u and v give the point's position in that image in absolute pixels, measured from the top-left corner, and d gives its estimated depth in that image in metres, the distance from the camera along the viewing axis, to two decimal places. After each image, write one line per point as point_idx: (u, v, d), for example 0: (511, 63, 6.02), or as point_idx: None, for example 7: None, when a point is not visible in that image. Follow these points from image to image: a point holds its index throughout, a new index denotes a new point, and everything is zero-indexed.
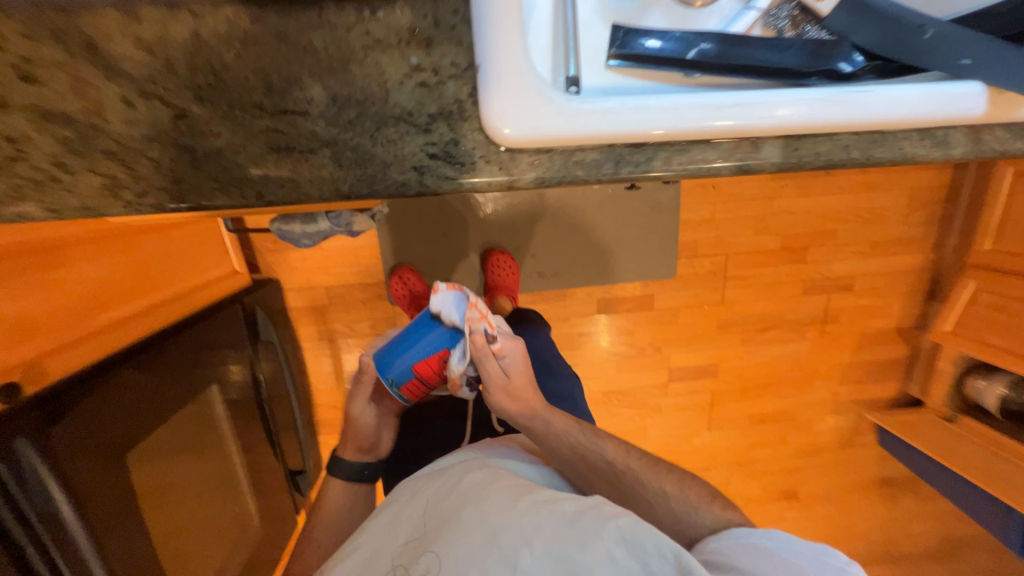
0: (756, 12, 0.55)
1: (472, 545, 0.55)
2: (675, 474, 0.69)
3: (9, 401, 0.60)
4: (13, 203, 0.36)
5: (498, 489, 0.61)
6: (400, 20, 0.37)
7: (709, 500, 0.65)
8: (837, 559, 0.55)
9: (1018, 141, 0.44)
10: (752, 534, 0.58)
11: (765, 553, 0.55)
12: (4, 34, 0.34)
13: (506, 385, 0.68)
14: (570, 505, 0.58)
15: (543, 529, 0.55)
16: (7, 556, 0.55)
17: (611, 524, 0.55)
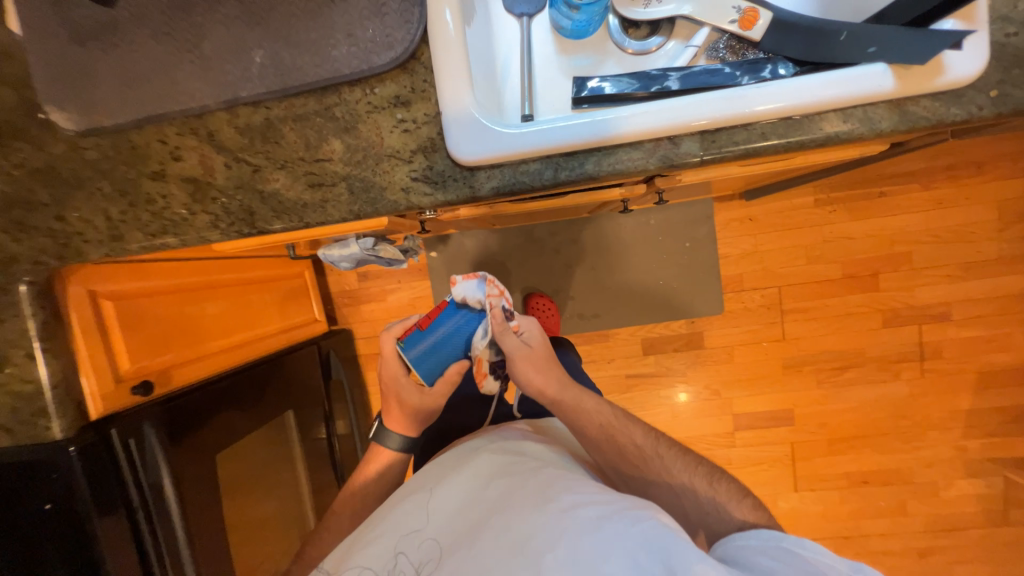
0: (695, 49, 0.64)
1: (487, 556, 0.48)
2: (704, 467, 0.60)
3: (145, 394, 0.78)
4: (162, 236, 0.57)
5: (517, 495, 0.54)
6: (391, 88, 0.53)
7: (738, 499, 0.56)
8: None
9: (950, 107, 0.47)
10: (786, 539, 0.47)
11: (799, 563, 0.45)
12: (167, 134, 0.56)
13: (530, 356, 0.67)
14: (595, 509, 0.49)
15: (562, 533, 0.47)
16: (127, 509, 0.71)
17: (641, 530, 0.46)
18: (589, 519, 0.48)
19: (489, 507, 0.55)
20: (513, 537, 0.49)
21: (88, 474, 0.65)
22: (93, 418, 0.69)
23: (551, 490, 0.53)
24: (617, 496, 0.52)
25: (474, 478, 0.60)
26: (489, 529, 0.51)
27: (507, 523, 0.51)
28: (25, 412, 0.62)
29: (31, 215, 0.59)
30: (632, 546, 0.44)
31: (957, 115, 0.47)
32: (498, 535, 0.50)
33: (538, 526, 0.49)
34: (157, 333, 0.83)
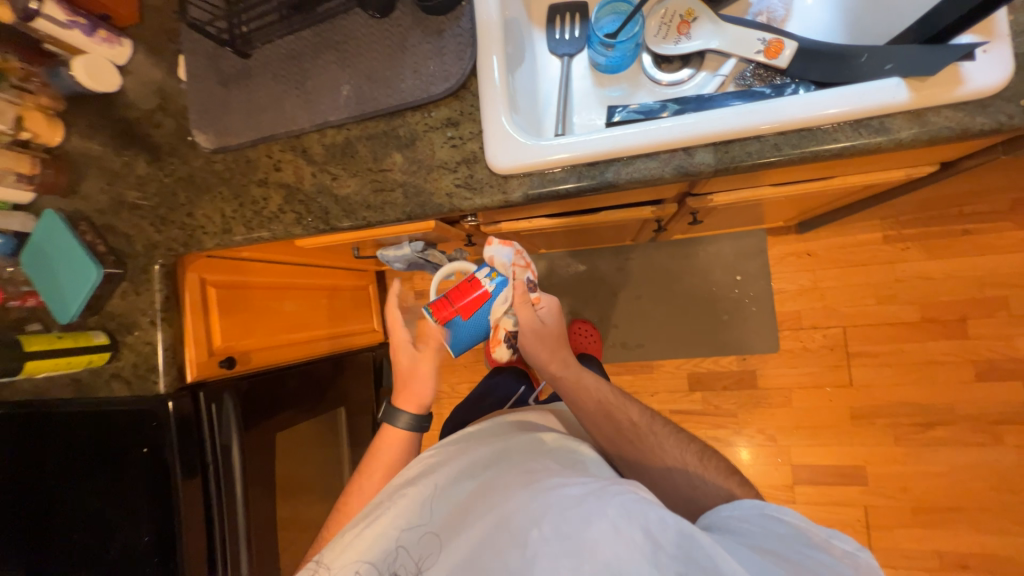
0: (721, 78, 0.70)
1: (478, 536, 0.50)
2: (696, 446, 0.63)
3: (229, 367, 0.92)
4: (257, 230, 0.71)
5: (506, 479, 0.56)
6: (445, 112, 0.65)
7: (727, 475, 0.58)
8: (846, 543, 0.45)
9: (974, 116, 0.49)
10: (765, 506, 0.49)
11: (775, 526, 0.46)
12: (274, 150, 0.71)
13: (540, 330, 0.70)
14: (575, 488, 0.50)
15: (546, 510, 0.48)
16: (200, 462, 0.81)
17: (620, 500, 0.46)
18: (570, 497, 0.49)
19: (481, 490, 0.57)
20: (500, 515, 0.51)
21: (181, 427, 0.78)
22: (189, 381, 0.83)
23: (538, 473, 0.55)
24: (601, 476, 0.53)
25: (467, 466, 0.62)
26: (480, 510, 0.53)
27: (495, 503, 0.53)
28: (143, 367, 0.79)
29: (172, 213, 0.77)
30: (610, 514, 0.45)
31: (981, 124, 0.49)
32: (488, 514, 0.52)
33: (523, 502, 0.50)
34: (245, 320, 0.98)
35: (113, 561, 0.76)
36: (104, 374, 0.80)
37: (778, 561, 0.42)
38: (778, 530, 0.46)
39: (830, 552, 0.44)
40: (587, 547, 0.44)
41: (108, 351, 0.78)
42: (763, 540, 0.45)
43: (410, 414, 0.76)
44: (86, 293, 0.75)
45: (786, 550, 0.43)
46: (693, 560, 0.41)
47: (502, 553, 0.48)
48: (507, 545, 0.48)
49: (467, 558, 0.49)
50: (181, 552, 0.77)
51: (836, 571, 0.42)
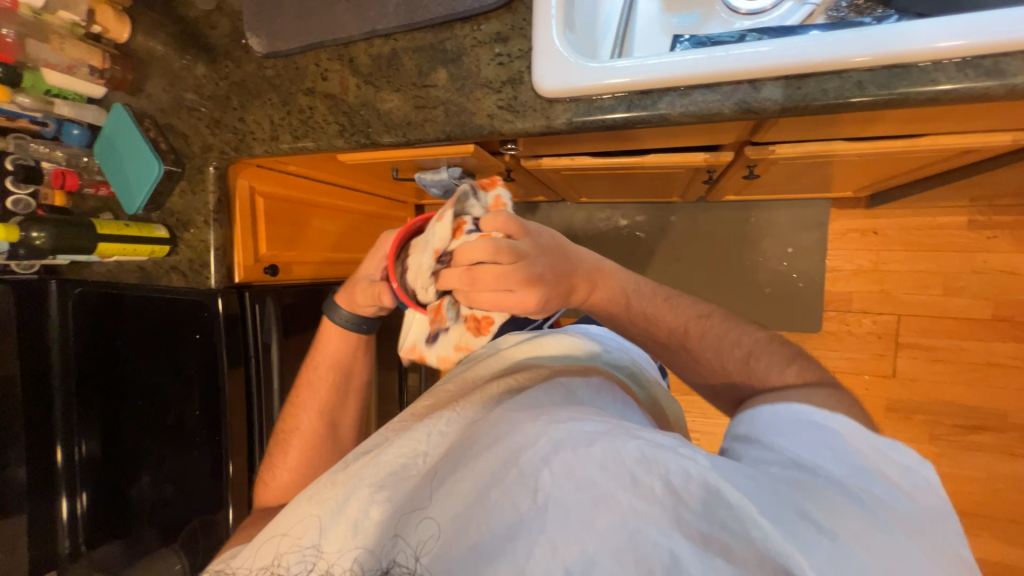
0: (811, 7, 0.62)
1: (481, 472, 0.48)
2: (744, 347, 0.62)
3: (272, 273, 0.99)
4: (303, 142, 0.73)
5: (516, 413, 0.55)
6: (495, 26, 0.62)
7: (779, 369, 0.59)
8: (901, 453, 0.45)
9: None
10: (815, 414, 0.49)
11: (825, 438, 0.46)
12: (323, 58, 0.71)
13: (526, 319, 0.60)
14: (590, 427, 0.48)
15: (561, 448, 0.46)
16: (242, 352, 0.88)
17: (638, 447, 0.45)
18: (586, 434, 0.47)
19: (488, 423, 0.56)
20: (509, 450, 0.48)
21: (227, 323, 0.85)
22: (236, 281, 0.90)
23: (549, 409, 0.53)
24: (614, 420, 0.51)
25: (478, 398, 0.63)
26: (487, 443, 0.52)
27: (503, 436, 0.51)
28: (196, 262, 0.85)
29: (224, 116, 0.79)
30: (628, 462, 0.43)
31: None
32: (494, 447, 0.50)
33: (534, 438, 0.48)
34: (288, 232, 1.02)
35: (168, 427, 0.88)
36: (163, 266, 0.86)
37: (816, 493, 0.41)
38: (827, 441, 0.46)
39: (881, 476, 0.43)
40: (604, 496, 0.42)
41: (167, 245, 0.85)
42: (808, 464, 0.44)
43: (348, 313, 0.75)
44: (148, 188, 0.81)
45: (832, 480, 0.43)
46: (717, 518, 0.40)
47: (511, 491, 0.45)
48: (515, 483, 0.45)
49: (475, 494, 0.47)
50: (225, 430, 0.86)
51: (882, 499, 0.41)
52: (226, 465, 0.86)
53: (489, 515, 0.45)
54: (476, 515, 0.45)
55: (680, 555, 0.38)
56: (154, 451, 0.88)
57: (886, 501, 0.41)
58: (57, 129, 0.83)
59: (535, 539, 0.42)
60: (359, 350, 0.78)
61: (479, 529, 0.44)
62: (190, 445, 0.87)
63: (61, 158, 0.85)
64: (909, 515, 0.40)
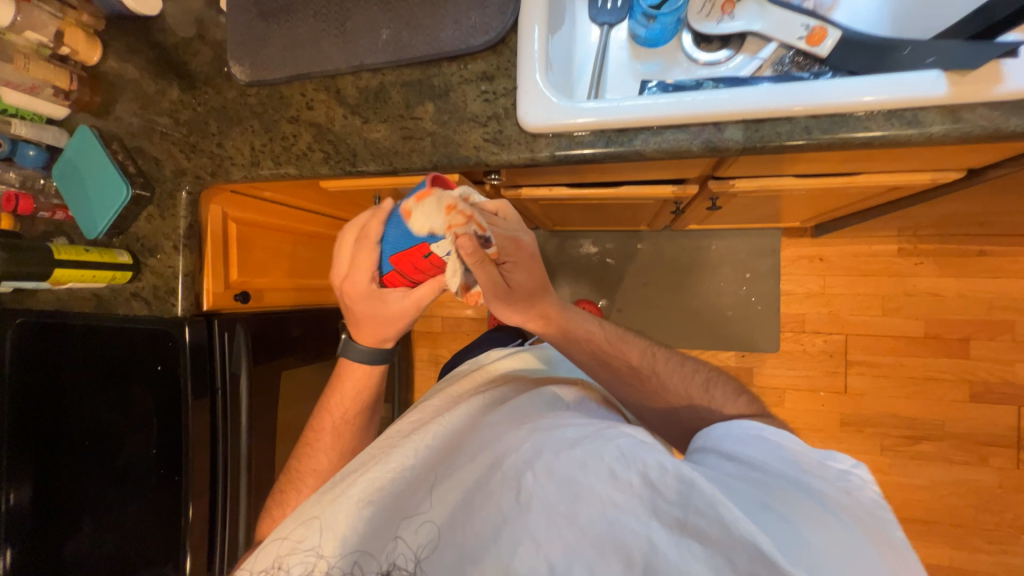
0: (760, 61, 0.70)
1: (468, 477, 0.51)
2: (700, 375, 0.69)
3: (243, 300, 0.95)
4: (286, 167, 0.73)
5: (499, 422, 0.57)
6: (481, 66, 0.65)
7: (732, 398, 0.65)
8: (836, 463, 0.50)
9: (1002, 116, 0.51)
10: (763, 429, 0.54)
11: (773, 449, 0.51)
12: (310, 87, 0.72)
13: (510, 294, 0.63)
14: (571, 431, 0.52)
15: (544, 451, 0.49)
16: (208, 384, 0.82)
17: (617, 446, 0.48)
18: (566, 438, 0.50)
19: (474, 432, 0.58)
20: (494, 456, 0.51)
21: (193, 350, 0.80)
22: (205, 309, 0.86)
23: (531, 416, 0.57)
24: (592, 422, 0.55)
25: (460, 408, 0.63)
26: (473, 452, 0.54)
27: (489, 444, 0.53)
28: (163, 289, 0.81)
29: (201, 140, 0.78)
30: (607, 459, 0.47)
31: (1009, 124, 0.50)
32: (481, 454, 0.53)
33: (517, 443, 0.51)
34: (260, 259, 0.99)
35: (117, 469, 0.80)
36: (123, 294, 0.82)
37: (773, 490, 0.46)
38: (772, 449, 0.51)
39: (819, 477, 0.48)
40: (585, 491, 0.45)
41: (130, 271, 0.80)
42: (761, 466, 0.49)
43: (366, 349, 0.71)
44: (114, 211, 0.78)
45: (783, 477, 0.48)
46: (692, 506, 0.43)
47: (496, 492, 0.48)
48: (501, 486, 0.48)
49: (466, 495, 0.49)
50: (186, 472, 0.78)
51: (828, 494, 0.46)
52: (186, 509, 0.78)
53: (476, 519, 0.47)
54: (467, 516, 0.47)
55: (657, 541, 0.42)
56: (98, 495, 0.80)
57: (830, 495, 0.46)
58: (10, 150, 0.78)
59: (520, 535, 0.44)
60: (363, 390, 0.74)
61: (468, 531, 0.46)
62: (141, 490, 0.79)
63: (13, 180, 0.80)
64: (851, 508, 0.46)
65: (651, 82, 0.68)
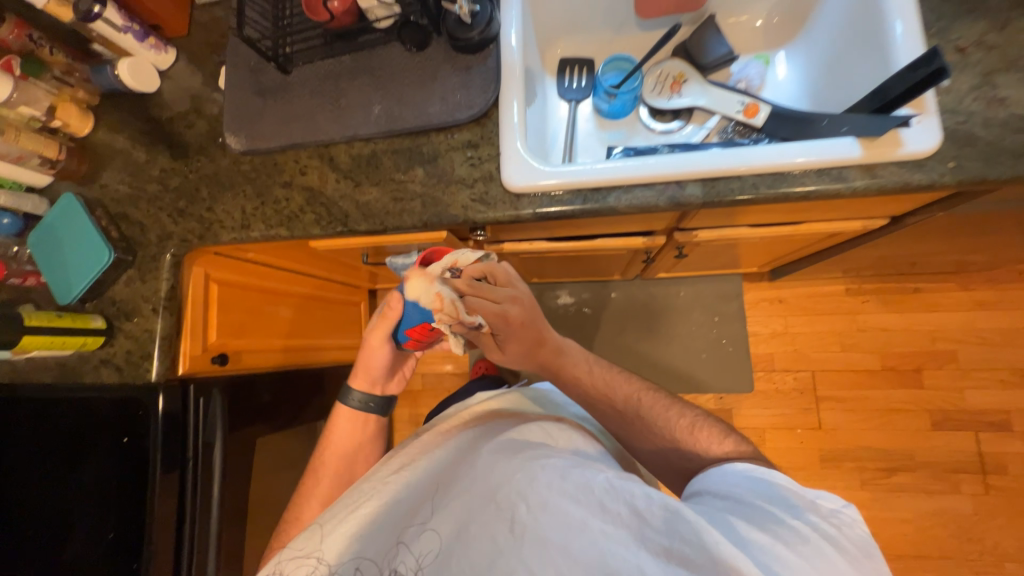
0: (707, 130, 0.81)
1: (463, 507, 0.56)
2: (688, 417, 0.70)
3: (221, 362, 0.91)
4: (278, 228, 0.75)
5: (491, 452, 0.61)
6: (466, 135, 0.72)
7: (721, 440, 0.66)
8: (830, 500, 0.52)
9: (909, 173, 0.61)
10: (754, 470, 0.57)
11: (763, 487, 0.54)
12: (304, 155, 0.77)
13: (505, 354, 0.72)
14: (562, 463, 0.57)
15: (537, 483, 0.54)
16: (179, 457, 0.77)
17: (605, 479, 0.54)
18: (558, 470, 0.55)
19: (467, 463, 0.62)
20: (490, 488, 0.56)
21: (165, 420, 0.76)
22: (180, 374, 0.82)
23: (523, 447, 0.61)
24: (582, 457, 0.60)
25: (452, 441, 0.67)
26: (467, 481, 0.59)
27: (484, 475, 0.58)
28: (137, 354, 0.79)
29: (190, 205, 0.80)
30: (597, 493, 0.52)
31: (915, 178, 0.60)
32: (476, 486, 0.57)
33: (511, 475, 0.56)
34: (241, 320, 0.96)
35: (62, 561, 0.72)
36: (92, 359, 0.79)
37: (765, 522, 0.49)
38: (763, 488, 0.54)
39: (810, 511, 0.51)
40: (577, 523, 0.50)
41: (102, 336, 0.78)
42: (752, 502, 0.53)
43: (362, 394, 0.79)
44: (92, 275, 0.77)
45: (774, 511, 0.51)
46: (677, 533, 0.47)
47: (491, 524, 0.53)
48: (497, 517, 0.53)
49: (461, 526, 0.54)
50: (147, 553, 0.72)
51: (818, 528, 0.49)
52: None
53: (472, 547, 0.52)
54: (462, 545, 0.53)
55: (645, 567, 0.46)
56: None
57: (820, 529, 0.49)
58: None
59: (515, 565, 0.49)
60: (347, 451, 0.77)
61: (464, 560, 0.52)
62: None
63: None
64: (839, 537, 0.49)
65: (617, 147, 0.77)
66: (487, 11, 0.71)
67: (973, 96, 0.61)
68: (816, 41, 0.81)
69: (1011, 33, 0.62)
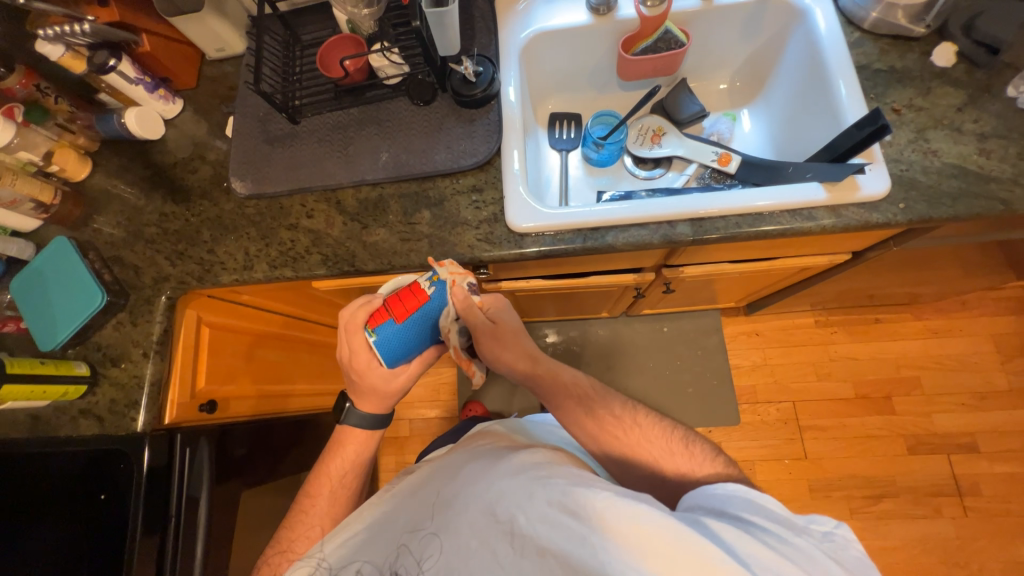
0: (686, 177, 0.89)
1: (462, 521, 0.57)
2: (679, 431, 0.72)
3: (209, 410, 0.87)
4: (283, 269, 0.76)
5: (490, 467, 0.61)
6: (471, 180, 0.77)
7: (712, 455, 0.68)
8: (822, 522, 0.54)
9: (866, 214, 0.69)
10: (750, 492, 0.57)
11: (761, 509, 0.55)
12: (312, 199, 0.79)
13: (496, 331, 0.71)
14: (563, 479, 0.56)
15: (536, 499, 0.54)
16: (159, 516, 0.72)
17: (608, 495, 0.52)
18: (557, 485, 0.55)
19: (467, 478, 0.62)
20: (489, 503, 0.56)
21: (148, 476, 0.71)
22: (166, 424, 0.78)
23: (523, 462, 0.61)
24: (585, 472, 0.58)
25: (454, 461, 0.68)
26: (467, 498, 0.59)
27: (484, 491, 0.58)
28: (122, 403, 0.75)
29: (190, 247, 0.80)
30: (598, 508, 0.51)
31: (873, 218, 0.69)
32: (476, 502, 0.57)
33: (510, 490, 0.57)
34: (231, 365, 0.93)
35: None
36: (71, 411, 0.74)
37: (769, 542, 0.50)
38: (761, 508, 0.55)
39: (806, 533, 0.53)
40: (575, 538, 0.50)
41: (84, 385, 0.74)
42: (753, 523, 0.53)
43: (366, 414, 0.74)
44: (80, 321, 0.74)
45: (774, 530, 0.52)
46: (680, 554, 0.47)
47: (490, 539, 0.54)
48: (496, 532, 0.54)
49: (459, 541, 0.55)
50: None
51: (816, 548, 0.51)
52: None
53: (472, 561, 0.53)
54: (462, 559, 0.54)
55: None
56: None
57: (816, 548, 0.51)
58: None
59: None
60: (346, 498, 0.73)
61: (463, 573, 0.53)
62: None
63: None
64: (834, 556, 0.51)
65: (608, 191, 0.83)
66: (490, 72, 0.78)
67: (912, 148, 0.71)
68: (774, 102, 0.93)
69: (934, 98, 0.74)
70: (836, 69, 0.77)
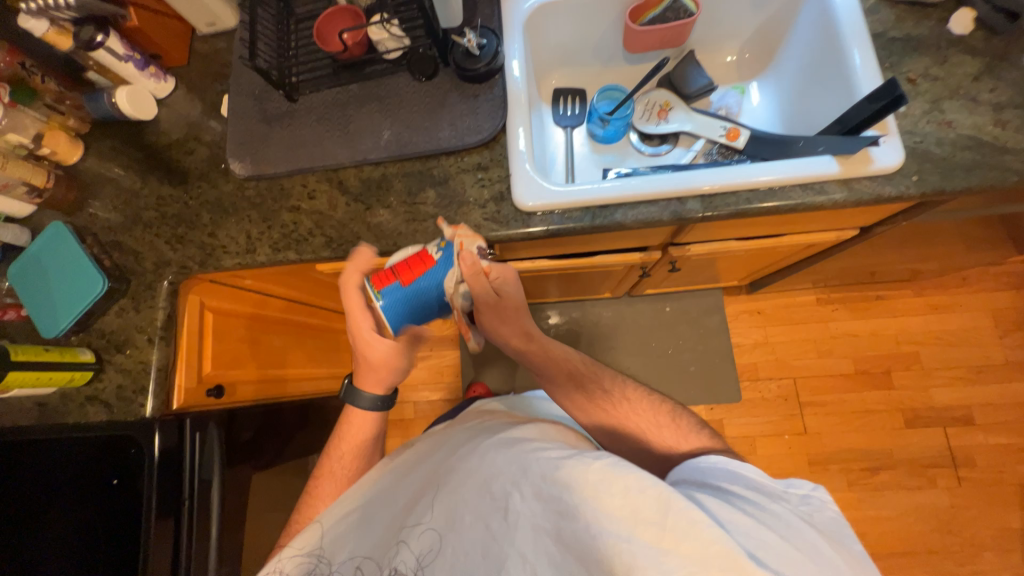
0: (694, 153, 0.88)
1: (457, 499, 0.56)
2: (668, 405, 0.73)
3: (217, 395, 0.87)
4: (286, 252, 0.75)
5: (486, 445, 0.61)
6: (475, 158, 0.75)
7: (697, 429, 0.69)
8: (800, 488, 0.56)
9: (879, 187, 0.68)
10: (732, 463, 0.59)
11: (742, 479, 0.57)
12: (313, 180, 0.77)
13: (496, 306, 0.72)
14: (556, 452, 0.55)
15: (529, 473, 0.54)
16: (173, 499, 0.72)
17: (600, 465, 0.50)
18: (550, 458, 0.54)
19: (462, 456, 0.62)
20: (483, 480, 0.56)
21: (160, 460, 0.71)
22: (176, 408, 0.78)
23: (518, 438, 0.60)
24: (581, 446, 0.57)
25: (452, 441, 0.67)
26: (462, 475, 0.58)
27: (478, 468, 0.57)
28: (130, 389, 0.74)
29: (190, 231, 0.78)
30: (590, 478, 0.50)
31: (886, 191, 0.68)
32: (470, 480, 0.57)
33: (504, 465, 0.56)
34: (236, 350, 0.93)
35: None
36: (79, 397, 0.74)
37: (746, 508, 0.52)
38: (741, 479, 0.57)
39: (784, 500, 0.54)
40: (566, 510, 0.49)
41: (90, 370, 0.73)
42: (734, 493, 0.55)
43: (374, 395, 0.75)
44: (82, 306, 0.73)
45: (753, 498, 0.54)
46: (671, 520, 0.46)
47: (483, 513, 0.53)
48: (490, 507, 0.53)
49: (452, 517, 0.54)
50: None
51: (793, 511, 0.52)
52: None
53: (465, 537, 0.52)
54: (456, 536, 0.53)
55: (636, 553, 0.45)
56: None
57: (794, 513, 0.52)
58: None
59: (507, 551, 0.50)
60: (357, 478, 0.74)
61: (457, 550, 0.52)
62: None
63: None
64: (812, 520, 0.52)
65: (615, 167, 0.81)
66: (493, 44, 0.76)
67: (927, 119, 0.70)
68: (783, 74, 0.91)
69: (950, 66, 0.72)
70: (851, 37, 0.74)
